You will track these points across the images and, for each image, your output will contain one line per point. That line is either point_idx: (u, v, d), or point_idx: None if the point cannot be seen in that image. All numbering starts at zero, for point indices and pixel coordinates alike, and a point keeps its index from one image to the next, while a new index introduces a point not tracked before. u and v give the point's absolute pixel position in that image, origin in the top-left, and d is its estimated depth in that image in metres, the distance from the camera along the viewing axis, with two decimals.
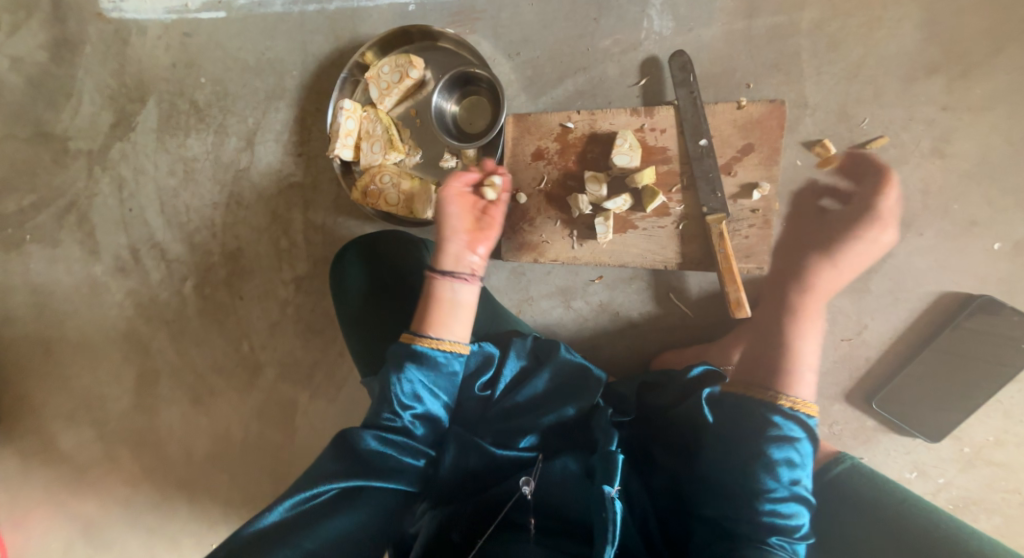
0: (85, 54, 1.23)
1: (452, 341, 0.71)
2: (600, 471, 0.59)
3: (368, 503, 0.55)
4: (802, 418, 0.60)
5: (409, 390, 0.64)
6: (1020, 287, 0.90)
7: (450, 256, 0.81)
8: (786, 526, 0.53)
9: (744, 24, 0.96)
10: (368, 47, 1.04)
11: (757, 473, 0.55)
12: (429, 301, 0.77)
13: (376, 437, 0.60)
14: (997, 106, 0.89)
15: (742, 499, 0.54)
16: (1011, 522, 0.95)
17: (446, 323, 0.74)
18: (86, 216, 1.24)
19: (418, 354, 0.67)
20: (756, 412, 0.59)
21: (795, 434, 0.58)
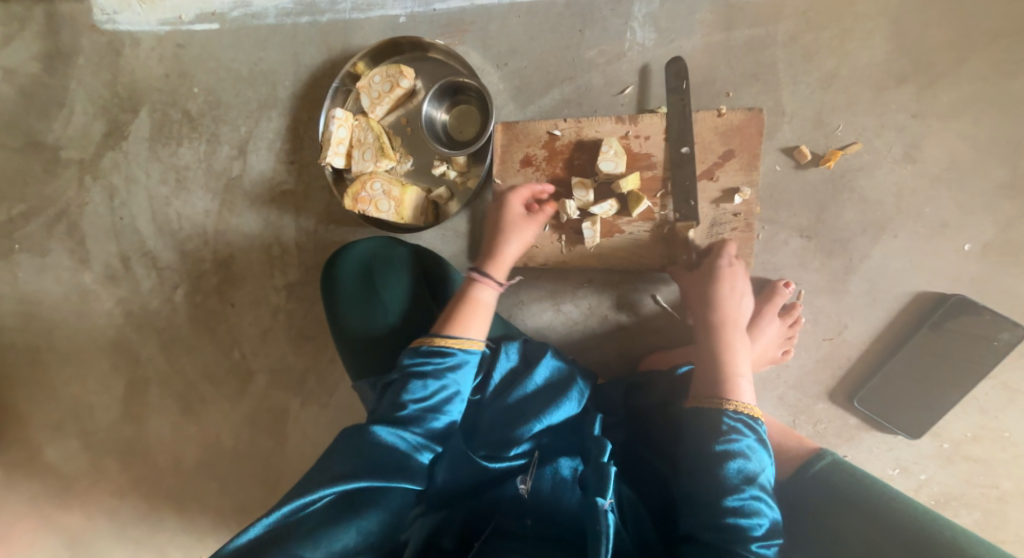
0: (79, 65, 1.25)
1: (472, 339, 0.74)
2: (593, 482, 0.59)
3: (371, 508, 0.53)
4: (749, 421, 0.64)
5: (422, 387, 0.67)
6: (991, 286, 0.94)
7: (496, 266, 0.85)
8: (756, 526, 0.56)
9: (722, 36, 1.00)
10: (359, 57, 1.06)
11: (720, 479, 0.58)
12: (464, 304, 0.80)
13: (386, 433, 0.61)
14: (963, 113, 0.93)
15: (712, 504, 0.57)
16: (991, 517, 0.97)
17: (475, 325, 0.77)
18: (77, 224, 1.25)
19: (446, 352, 0.70)
20: (709, 420, 0.64)
21: (744, 435, 0.62)
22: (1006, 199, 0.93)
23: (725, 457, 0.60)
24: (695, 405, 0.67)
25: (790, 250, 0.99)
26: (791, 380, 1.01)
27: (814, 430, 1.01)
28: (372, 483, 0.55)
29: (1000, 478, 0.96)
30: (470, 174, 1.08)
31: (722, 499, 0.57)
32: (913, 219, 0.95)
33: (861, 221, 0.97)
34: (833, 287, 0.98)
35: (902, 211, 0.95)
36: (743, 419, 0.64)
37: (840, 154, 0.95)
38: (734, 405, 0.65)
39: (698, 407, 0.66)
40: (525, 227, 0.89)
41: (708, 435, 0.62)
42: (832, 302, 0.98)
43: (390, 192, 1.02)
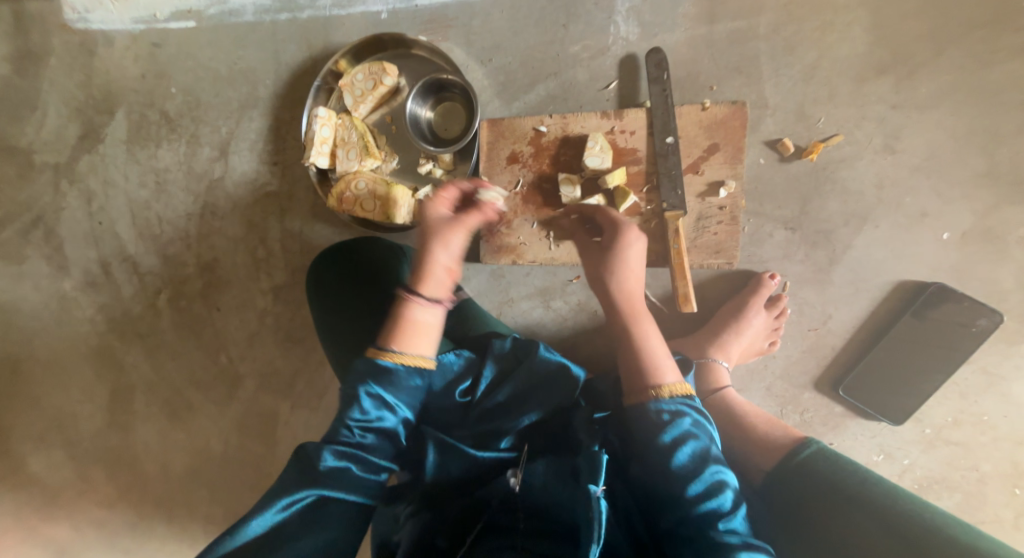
0: (50, 66, 1.21)
1: (418, 356, 0.66)
2: (585, 469, 0.64)
3: (332, 522, 0.54)
4: (684, 402, 0.65)
5: (370, 403, 0.61)
6: (970, 274, 0.96)
7: (431, 277, 0.71)
8: (718, 507, 0.56)
9: (705, 30, 1.00)
10: (341, 55, 1.05)
11: (675, 469, 0.59)
12: (400, 322, 0.68)
13: (336, 454, 0.57)
14: (941, 103, 0.95)
15: (678, 498, 0.58)
16: (972, 498, 1.00)
17: (423, 343, 0.67)
18: (53, 230, 1.22)
19: (384, 369, 0.63)
20: (648, 413, 0.64)
21: (685, 417, 0.63)
22: (983, 187, 0.95)
23: (673, 449, 0.60)
24: (632, 403, 0.67)
25: (775, 242, 1.00)
26: (778, 370, 1.03)
27: (801, 419, 1.03)
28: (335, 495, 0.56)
29: (980, 460, 0.99)
30: (456, 172, 1.07)
31: (685, 490, 0.58)
32: (894, 209, 0.97)
33: (843, 212, 0.98)
34: (818, 278, 0.99)
35: (884, 201, 0.97)
36: (679, 401, 0.64)
37: (822, 146, 0.96)
38: (665, 390, 0.65)
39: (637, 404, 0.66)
40: (456, 229, 0.74)
41: (654, 430, 0.62)
42: (817, 293, 1.00)
43: (375, 190, 1.01)
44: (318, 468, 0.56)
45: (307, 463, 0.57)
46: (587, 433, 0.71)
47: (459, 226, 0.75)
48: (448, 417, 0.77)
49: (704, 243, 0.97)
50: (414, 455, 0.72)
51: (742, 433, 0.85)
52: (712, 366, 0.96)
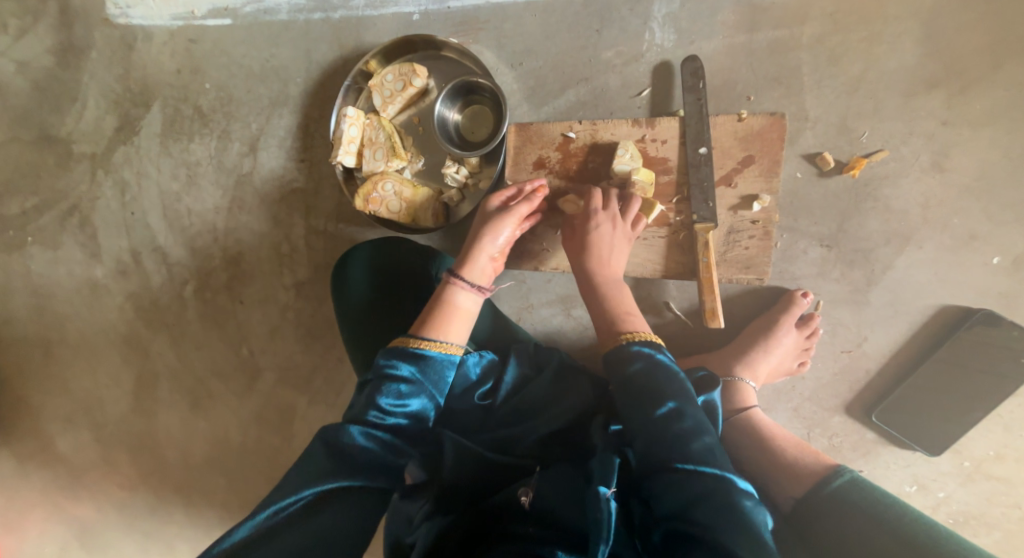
0: (91, 59, 1.24)
1: (455, 345, 0.71)
2: (596, 472, 0.60)
3: (346, 502, 0.53)
4: (653, 357, 0.63)
5: (398, 389, 0.63)
6: (1019, 301, 0.90)
7: (473, 263, 0.79)
8: (691, 443, 0.55)
9: (745, 38, 0.97)
10: (372, 55, 1.05)
11: (662, 436, 0.56)
12: (442, 304, 0.75)
13: (362, 431, 0.58)
14: (996, 121, 0.90)
15: (659, 444, 0.55)
16: (1011, 537, 0.95)
17: (459, 329, 0.73)
18: (88, 219, 1.25)
19: (423, 356, 0.67)
20: (626, 374, 0.63)
21: (649, 358, 0.64)
22: None
23: (641, 390, 0.60)
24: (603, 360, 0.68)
25: (810, 260, 0.96)
26: (807, 392, 0.99)
27: (829, 443, 0.99)
28: (345, 481, 0.54)
29: (1023, 497, 0.94)
30: (482, 175, 1.06)
31: (652, 427, 0.57)
32: (939, 230, 0.92)
33: (884, 231, 0.94)
34: (854, 298, 0.95)
35: (929, 221, 0.92)
36: (644, 347, 0.65)
37: (864, 162, 0.92)
38: (629, 337, 0.67)
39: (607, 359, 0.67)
40: (505, 219, 0.81)
41: (635, 394, 0.60)
42: (852, 314, 0.96)
43: (401, 192, 1.02)
44: (341, 447, 0.57)
45: (328, 446, 0.57)
46: (604, 439, 0.67)
47: (508, 217, 0.81)
48: (467, 419, 0.76)
49: (734, 257, 0.93)
50: (431, 457, 0.71)
51: (767, 455, 0.82)
52: (738, 384, 0.93)
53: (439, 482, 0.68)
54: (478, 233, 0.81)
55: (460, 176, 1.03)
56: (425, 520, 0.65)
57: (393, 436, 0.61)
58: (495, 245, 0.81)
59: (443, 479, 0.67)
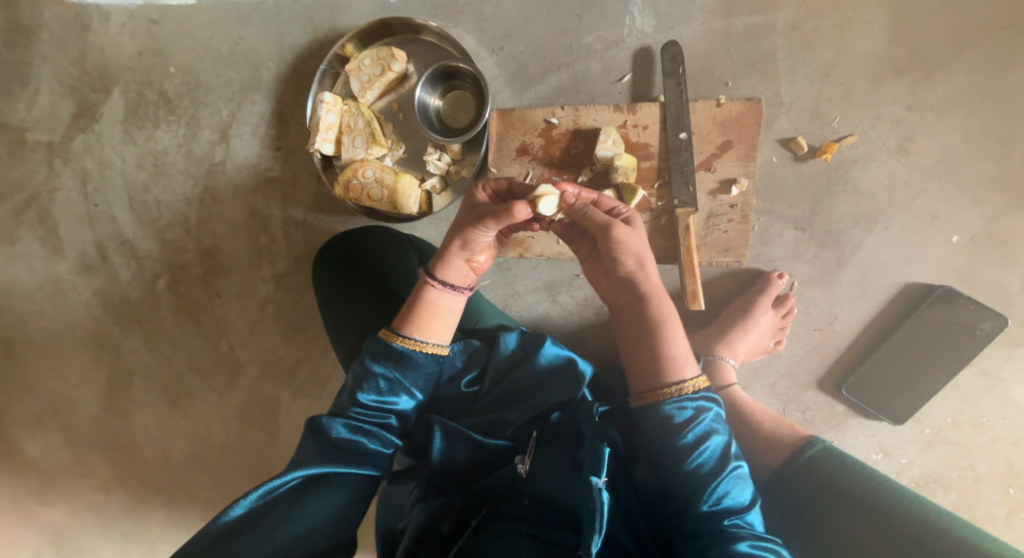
0: (42, 40, 1.17)
1: (435, 345, 0.69)
2: (587, 462, 0.61)
3: (339, 484, 0.57)
4: (703, 399, 0.61)
5: (378, 385, 0.64)
6: (976, 278, 0.96)
7: (452, 264, 0.72)
8: (738, 506, 0.57)
9: (722, 23, 0.98)
10: (348, 39, 1.02)
11: (690, 473, 0.58)
12: (418, 305, 0.71)
13: (346, 426, 0.60)
14: (956, 106, 0.94)
15: (694, 495, 0.57)
16: (966, 496, 1.02)
17: (439, 328, 0.71)
18: (47, 212, 1.19)
19: (398, 353, 0.66)
20: (662, 412, 0.60)
21: (707, 412, 0.61)
22: (994, 191, 0.95)
23: (692, 450, 0.58)
24: (647, 404, 0.62)
25: (785, 242, 1.00)
26: (782, 369, 1.03)
27: (803, 417, 1.04)
28: (328, 470, 0.57)
29: (977, 460, 1.01)
30: (465, 162, 1.04)
31: (702, 491, 0.57)
32: (904, 211, 0.96)
33: (854, 213, 0.98)
34: (825, 278, 1.00)
35: (895, 203, 0.97)
36: (702, 395, 0.61)
37: (836, 146, 0.95)
38: (690, 384, 0.61)
39: (651, 404, 0.62)
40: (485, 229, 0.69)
41: (672, 431, 0.59)
42: (823, 293, 1.00)
43: (382, 179, 1.00)
44: (330, 440, 0.59)
45: (315, 434, 0.59)
46: (592, 427, 0.69)
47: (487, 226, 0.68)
48: (454, 408, 0.76)
49: (714, 241, 0.96)
50: (420, 442, 0.72)
51: (745, 430, 0.86)
52: (719, 362, 0.96)
53: (428, 467, 0.69)
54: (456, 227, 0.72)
55: (442, 164, 1.02)
56: (416, 504, 0.67)
57: (378, 429, 0.63)
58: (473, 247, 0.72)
59: (431, 465, 0.68)
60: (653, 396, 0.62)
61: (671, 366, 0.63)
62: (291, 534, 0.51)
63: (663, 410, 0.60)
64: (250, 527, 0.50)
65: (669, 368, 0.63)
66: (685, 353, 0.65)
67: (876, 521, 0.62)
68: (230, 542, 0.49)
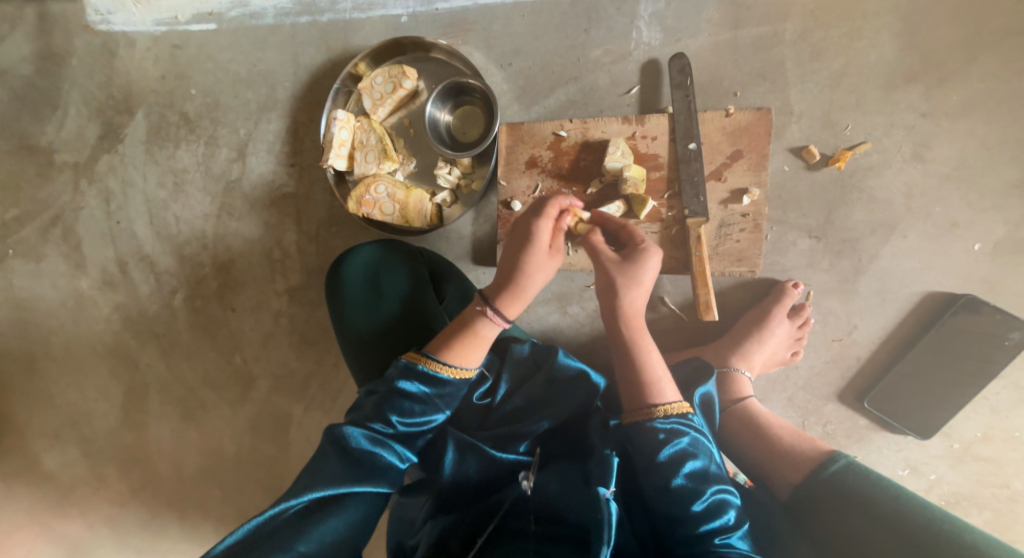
0: (72, 66, 1.22)
1: (471, 369, 0.70)
2: (596, 474, 0.62)
3: (352, 505, 0.55)
4: (677, 422, 0.62)
5: (410, 406, 0.65)
6: (1001, 286, 0.93)
7: (513, 301, 0.71)
8: (724, 525, 0.56)
9: (730, 35, 0.99)
10: (361, 58, 1.05)
11: (672, 491, 0.57)
12: (466, 337, 0.70)
13: (366, 438, 0.60)
14: (972, 112, 0.93)
15: (683, 516, 0.56)
16: (1001, 516, 0.97)
17: (481, 356, 0.71)
18: (72, 229, 1.22)
19: (440, 380, 0.67)
20: (642, 431, 0.62)
21: (684, 436, 0.61)
22: (1016, 197, 0.92)
23: (672, 467, 0.58)
24: (631, 420, 0.65)
25: (799, 251, 0.98)
26: (800, 381, 1.01)
27: (824, 431, 1.01)
28: (341, 489, 0.55)
29: (1010, 477, 0.96)
30: (474, 176, 1.06)
31: (687, 511, 0.56)
32: (923, 218, 0.94)
33: (870, 221, 0.96)
34: (843, 287, 0.97)
35: (912, 210, 0.95)
36: (674, 421, 0.62)
37: (849, 154, 0.94)
38: (664, 409, 0.63)
39: (634, 422, 0.64)
40: (551, 263, 0.71)
41: (650, 447, 0.60)
42: (841, 302, 0.98)
43: (394, 194, 1.02)
44: (350, 451, 0.59)
45: (333, 445, 0.60)
46: (602, 437, 0.69)
47: (555, 258, 0.71)
48: (468, 419, 0.75)
49: (727, 250, 0.95)
50: (433, 455, 0.71)
51: (764, 443, 0.84)
52: (734, 375, 0.94)
53: (441, 481, 0.68)
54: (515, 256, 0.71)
55: (453, 177, 1.04)
56: (427, 521, 0.66)
57: (396, 443, 0.63)
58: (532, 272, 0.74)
59: (443, 479, 0.68)
60: (635, 415, 0.64)
61: (652, 387, 0.66)
62: (301, 555, 0.49)
63: (641, 430, 0.62)
64: (258, 549, 0.49)
65: (652, 388, 0.66)
66: (666, 378, 0.67)
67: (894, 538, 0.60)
68: None
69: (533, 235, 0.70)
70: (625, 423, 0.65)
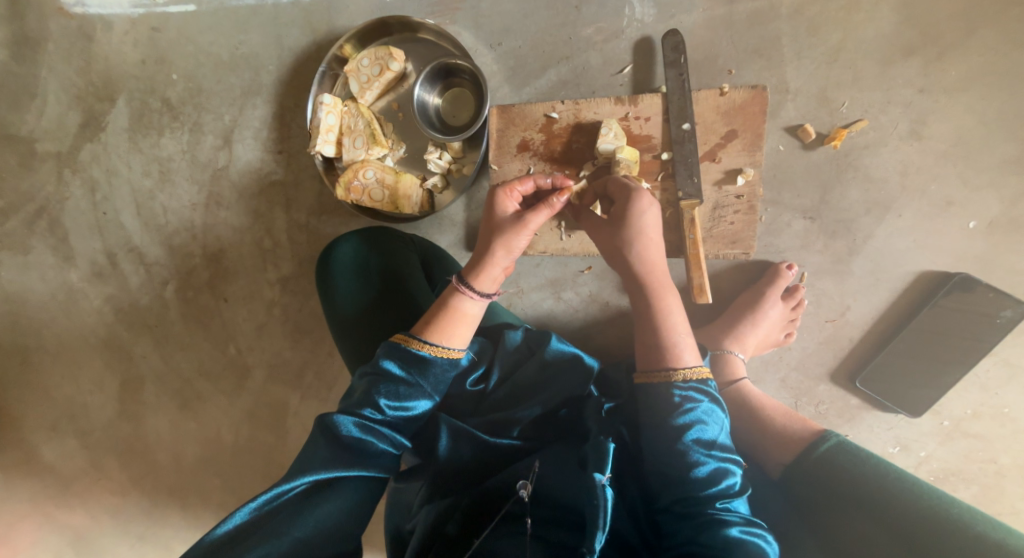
0: (48, 52, 1.18)
1: (456, 350, 0.69)
2: (591, 460, 0.62)
3: (346, 491, 0.56)
4: (698, 385, 0.61)
5: (397, 390, 0.64)
6: (994, 264, 0.93)
7: (486, 273, 0.72)
8: (727, 490, 0.57)
9: (724, 10, 0.96)
10: (346, 40, 1.02)
11: (683, 453, 0.58)
12: (447, 312, 0.71)
13: (357, 424, 0.60)
14: (971, 87, 0.91)
15: (684, 478, 0.57)
16: (988, 490, 0.99)
17: (463, 335, 0.71)
18: (57, 221, 1.20)
19: (422, 360, 0.66)
20: (659, 392, 0.62)
21: (697, 403, 0.60)
22: (1011, 174, 0.91)
23: (684, 432, 0.59)
24: (648, 381, 0.64)
25: (794, 232, 0.97)
26: (793, 362, 1.01)
27: (816, 411, 1.02)
28: (334, 475, 0.56)
29: (999, 452, 0.98)
30: (465, 160, 1.04)
31: (689, 475, 0.57)
32: (917, 198, 0.94)
33: (865, 200, 0.95)
34: (836, 268, 0.97)
35: (907, 189, 0.94)
36: (693, 386, 0.61)
37: (845, 132, 0.93)
38: (684, 373, 0.62)
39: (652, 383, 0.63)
40: (519, 232, 0.71)
41: (666, 411, 0.60)
42: (835, 283, 0.98)
43: (383, 179, 1.01)
44: (340, 438, 0.59)
45: (326, 432, 0.60)
46: (598, 424, 0.69)
47: (525, 231, 0.71)
48: (461, 405, 0.76)
49: (721, 233, 0.94)
50: (426, 441, 0.72)
51: (755, 425, 0.85)
52: (727, 356, 0.94)
53: (435, 465, 0.69)
54: (490, 231, 0.74)
55: (443, 162, 1.02)
56: (424, 505, 0.67)
57: (385, 430, 0.62)
58: (512, 255, 0.73)
59: (438, 463, 0.68)
60: (653, 377, 0.63)
61: (672, 352, 0.64)
62: (296, 540, 0.50)
63: (665, 391, 0.61)
64: (253, 533, 0.49)
65: (671, 350, 0.64)
66: (687, 338, 0.66)
67: (887, 526, 0.60)
68: (229, 550, 0.48)
69: (500, 210, 0.75)
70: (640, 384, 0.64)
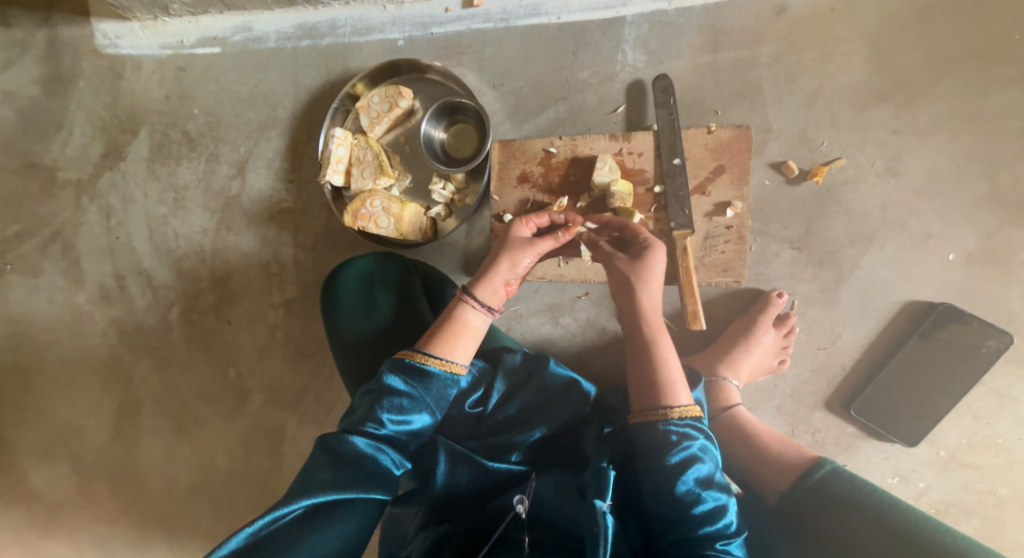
0: (79, 88, 1.26)
1: (459, 364, 0.72)
2: (592, 487, 0.62)
3: (346, 517, 0.54)
4: (691, 423, 0.63)
5: (399, 403, 0.65)
6: (976, 295, 0.96)
7: (488, 288, 0.80)
8: (724, 530, 0.58)
9: (710, 57, 1.04)
10: (359, 79, 1.09)
11: (680, 495, 0.59)
12: (450, 323, 0.76)
13: (364, 438, 0.61)
14: (940, 129, 0.98)
15: (682, 518, 0.58)
16: (990, 524, 0.98)
17: (465, 350, 0.74)
18: (71, 244, 1.24)
19: (425, 374, 0.68)
20: (654, 430, 0.63)
21: (694, 440, 0.62)
22: (985, 209, 0.96)
23: (681, 469, 0.59)
24: (641, 422, 0.65)
25: (782, 262, 1.01)
26: (787, 389, 1.02)
27: (812, 439, 1.02)
28: (333, 499, 0.55)
29: (997, 484, 0.97)
30: (468, 191, 1.10)
31: (687, 513, 0.58)
32: (898, 230, 0.98)
33: (849, 232, 1.00)
34: (825, 296, 1.00)
35: (888, 222, 0.99)
36: (689, 423, 0.63)
37: (825, 169, 0.99)
38: (677, 411, 0.63)
39: (647, 422, 0.64)
40: (525, 252, 0.82)
41: (662, 449, 0.61)
42: (824, 311, 1.00)
43: (389, 208, 1.04)
44: (342, 455, 0.59)
45: (330, 451, 0.60)
46: (595, 449, 0.70)
47: (529, 251, 0.82)
48: (460, 428, 0.77)
49: (712, 261, 0.98)
50: (423, 463, 0.71)
51: (753, 453, 0.85)
52: (722, 383, 0.96)
53: (432, 491, 0.68)
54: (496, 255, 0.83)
55: (447, 193, 1.07)
56: (420, 532, 0.65)
57: (389, 447, 0.63)
58: (513, 273, 0.82)
59: (434, 490, 0.68)
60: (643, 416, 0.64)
61: (668, 391, 0.66)
62: None
63: (658, 429, 0.62)
64: None
65: (664, 389, 0.66)
66: (680, 379, 0.68)
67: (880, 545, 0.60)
68: None
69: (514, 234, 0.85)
70: (632, 424, 0.66)
